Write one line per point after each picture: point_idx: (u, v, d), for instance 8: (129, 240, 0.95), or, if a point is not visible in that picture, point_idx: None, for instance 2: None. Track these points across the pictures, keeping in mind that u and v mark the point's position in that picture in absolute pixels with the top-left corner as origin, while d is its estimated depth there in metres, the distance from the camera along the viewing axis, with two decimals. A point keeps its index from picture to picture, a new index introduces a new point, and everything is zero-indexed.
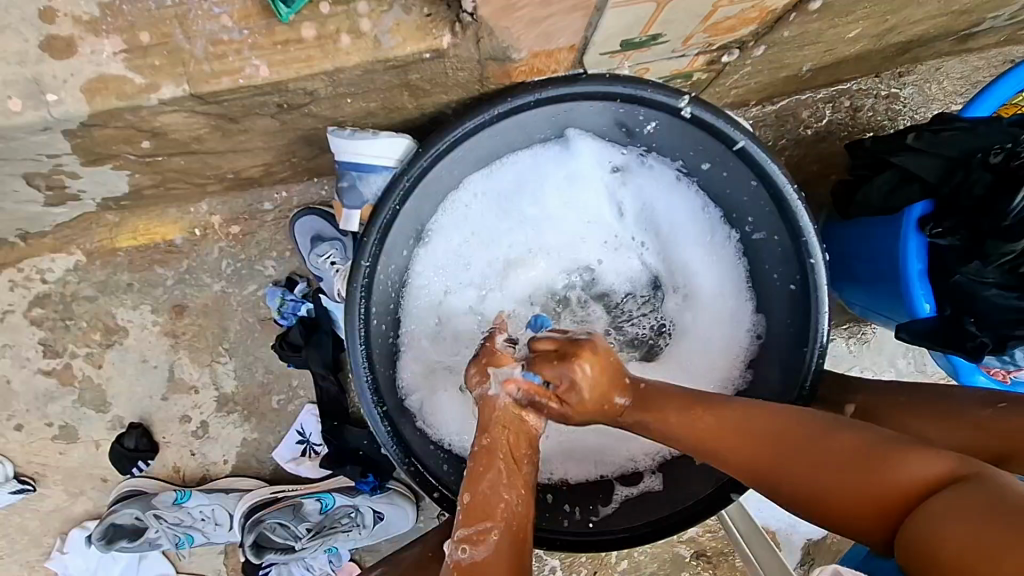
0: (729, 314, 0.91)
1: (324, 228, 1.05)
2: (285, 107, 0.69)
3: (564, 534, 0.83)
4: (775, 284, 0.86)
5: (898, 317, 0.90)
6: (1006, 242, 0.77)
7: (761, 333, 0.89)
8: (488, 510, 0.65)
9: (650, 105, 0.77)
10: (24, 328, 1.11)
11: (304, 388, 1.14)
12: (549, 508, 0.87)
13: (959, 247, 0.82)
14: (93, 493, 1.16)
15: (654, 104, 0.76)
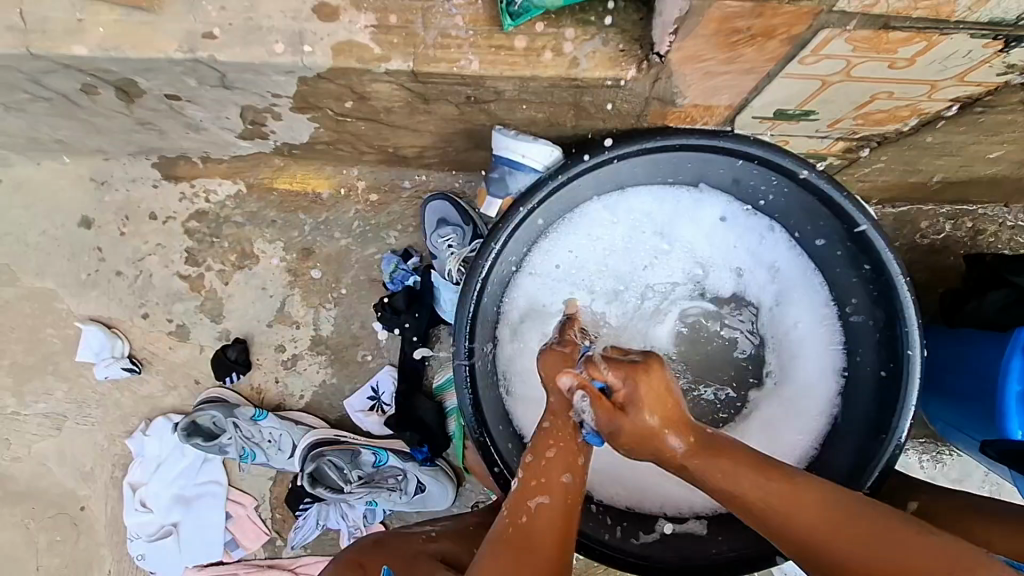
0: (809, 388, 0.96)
1: (449, 213, 1.17)
2: (472, 100, 0.81)
3: (601, 545, 0.87)
4: (865, 371, 0.89)
5: (985, 436, 0.88)
6: None
7: (838, 414, 0.93)
8: (544, 481, 0.78)
9: (783, 172, 0.84)
10: (179, 234, 1.29)
11: (389, 350, 1.26)
12: (592, 515, 0.91)
13: None
14: (185, 390, 1.29)
15: (786, 172, 0.83)
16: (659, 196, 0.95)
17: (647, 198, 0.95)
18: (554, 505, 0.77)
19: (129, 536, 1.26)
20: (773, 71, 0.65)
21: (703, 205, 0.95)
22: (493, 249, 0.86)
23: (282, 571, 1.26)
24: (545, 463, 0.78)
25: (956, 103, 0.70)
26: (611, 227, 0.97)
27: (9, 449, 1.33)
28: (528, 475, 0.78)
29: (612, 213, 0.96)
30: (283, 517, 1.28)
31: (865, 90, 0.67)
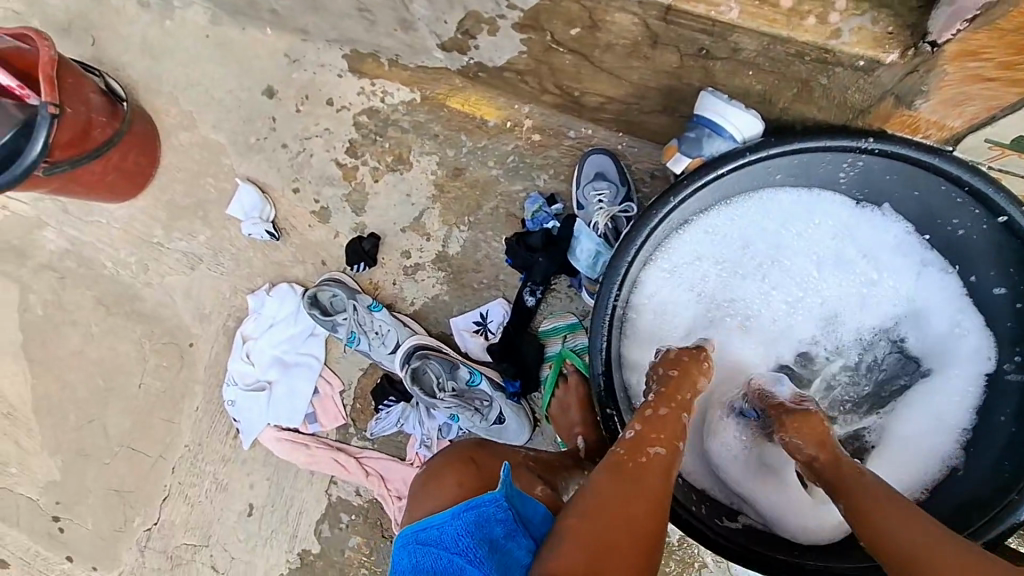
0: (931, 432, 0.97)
1: (608, 170, 1.19)
2: (703, 53, 0.82)
3: (691, 515, 0.90)
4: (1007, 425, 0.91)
5: None
6: None
7: (959, 467, 0.94)
8: (659, 438, 0.80)
9: (988, 208, 0.83)
10: (347, 124, 1.37)
11: (506, 285, 1.29)
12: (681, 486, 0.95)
13: None
14: (310, 267, 1.38)
15: (993, 207, 0.82)
16: (834, 205, 0.98)
17: (822, 204, 0.98)
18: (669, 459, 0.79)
19: (228, 380, 1.36)
20: None
21: (873, 225, 0.99)
22: (673, 202, 0.88)
23: (348, 456, 1.33)
24: (665, 419, 0.82)
25: None
26: (777, 223, 1.00)
27: (145, 274, 1.46)
28: (647, 428, 0.81)
29: (783, 208, 0.99)
30: (362, 408, 1.35)
31: None
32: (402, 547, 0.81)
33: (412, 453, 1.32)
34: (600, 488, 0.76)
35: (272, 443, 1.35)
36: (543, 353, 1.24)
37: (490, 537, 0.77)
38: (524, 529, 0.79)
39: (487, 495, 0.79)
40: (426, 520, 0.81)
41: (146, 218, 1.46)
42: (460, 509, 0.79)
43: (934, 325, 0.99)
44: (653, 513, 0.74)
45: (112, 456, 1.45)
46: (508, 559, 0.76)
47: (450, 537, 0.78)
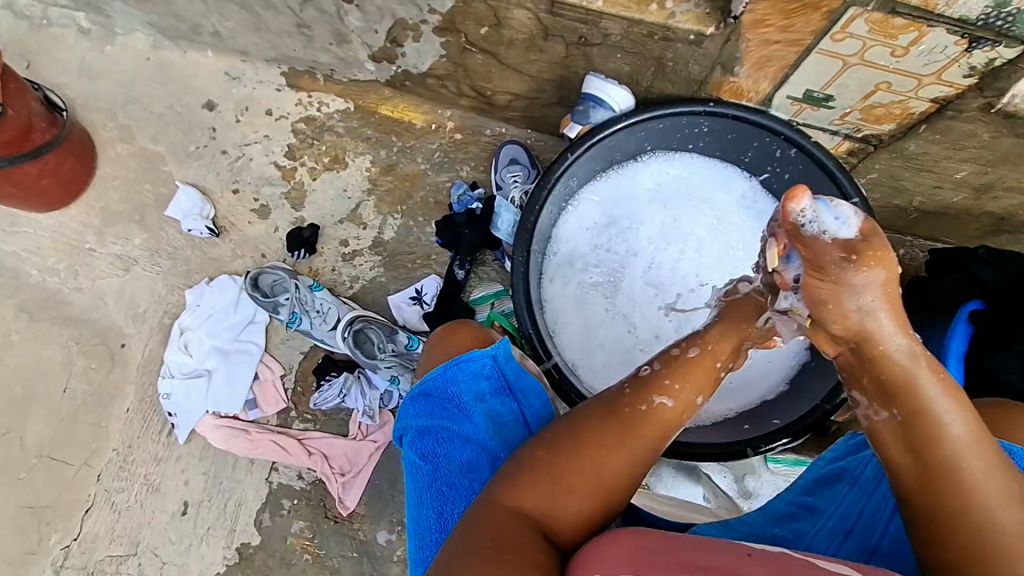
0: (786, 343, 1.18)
1: (520, 156, 1.40)
2: (582, 41, 1.07)
3: None
4: None
5: None
6: None
7: None
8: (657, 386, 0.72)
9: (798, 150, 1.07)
10: (286, 132, 1.51)
11: (438, 263, 1.43)
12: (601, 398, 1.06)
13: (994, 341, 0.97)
14: (249, 260, 1.45)
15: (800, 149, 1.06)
16: (697, 166, 1.24)
17: (684, 167, 1.24)
18: (675, 410, 0.72)
19: (165, 372, 1.37)
20: (811, 47, 0.90)
21: (727, 178, 1.23)
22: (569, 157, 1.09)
23: (290, 438, 1.36)
24: (676, 359, 0.75)
25: (936, 101, 0.93)
26: (652, 185, 1.25)
27: (74, 279, 1.46)
28: (665, 371, 0.73)
29: (656, 170, 1.24)
30: (303, 390, 1.39)
31: (872, 77, 0.92)
32: (407, 397, 0.93)
33: (354, 427, 1.37)
34: (586, 432, 0.70)
35: (210, 431, 1.36)
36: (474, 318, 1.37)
37: (478, 390, 0.88)
38: (508, 389, 0.89)
39: (479, 352, 0.90)
40: (425, 375, 0.92)
41: (78, 225, 1.49)
42: (452, 363, 0.90)
43: None
44: (635, 465, 0.70)
45: (28, 469, 1.37)
46: (493, 410, 0.88)
47: (446, 382, 0.90)
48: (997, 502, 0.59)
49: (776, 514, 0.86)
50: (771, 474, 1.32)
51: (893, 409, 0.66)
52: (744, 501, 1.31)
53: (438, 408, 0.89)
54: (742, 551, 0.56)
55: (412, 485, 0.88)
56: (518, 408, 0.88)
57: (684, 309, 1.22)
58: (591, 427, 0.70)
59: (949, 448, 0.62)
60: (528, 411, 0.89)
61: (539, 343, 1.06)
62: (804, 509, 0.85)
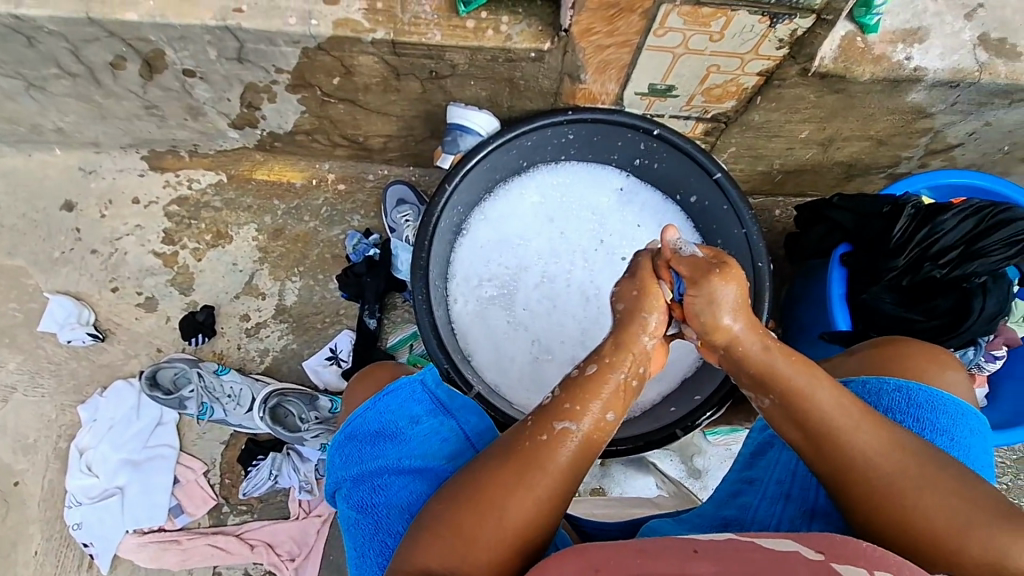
0: None
1: (407, 194, 1.40)
2: (433, 75, 1.08)
3: None
4: None
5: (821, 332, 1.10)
6: (890, 261, 1.03)
7: None
8: (550, 411, 0.70)
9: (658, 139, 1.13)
10: (159, 217, 1.43)
11: (348, 317, 1.39)
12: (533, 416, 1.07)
13: (864, 276, 1.06)
14: (144, 359, 1.35)
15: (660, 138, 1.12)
16: (572, 170, 1.28)
17: (561, 174, 1.28)
18: (581, 434, 0.68)
19: (70, 501, 1.25)
20: (640, 45, 0.96)
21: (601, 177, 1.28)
22: (448, 189, 1.09)
23: (226, 536, 1.27)
24: (573, 378, 0.72)
25: (762, 74, 1.01)
26: (535, 197, 1.28)
27: None
28: (566, 396, 0.71)
29: (537, 183, 1.27)
30: (231, 483, 1.30)
31: (701, 63, 0.99)
32: (337, 445, 0.87)
33: (295, 506, 1.29)
34: (488, 476, 0.67)
35: (135, 551, 1.25)
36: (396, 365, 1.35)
37: (411, 415, 0.86)
38: (443, 410, 0.86)
39: (406, 380, 0.87)
40: (352, 416, 0.88)
41: None
42: (379, 395, 0.87)
43: None
44: (543, 502, 0.66)
45: None
46: (428, 433, 0.85)
47: (375, 418, 0.86)
48: (867, 454, 0.64)
49: (720, 497, 0.80)
50: (715, 447, 1.34)
51: (768, 395, 0.70)
52: (695, 480, 1.34)
53: (369, 449, 0.85)
54: (688, 549, 0.49)
55: (353, 540, 0.80)
56: (456, 425, 0.86)
57: (591, 308, 1.25)
58: (493, 470, 0.68)
59: (817, 416, 0.66)
60: (467, 428, 0.86)
61: (455, 374, 1.06)
62: (745, 483, 0.79)
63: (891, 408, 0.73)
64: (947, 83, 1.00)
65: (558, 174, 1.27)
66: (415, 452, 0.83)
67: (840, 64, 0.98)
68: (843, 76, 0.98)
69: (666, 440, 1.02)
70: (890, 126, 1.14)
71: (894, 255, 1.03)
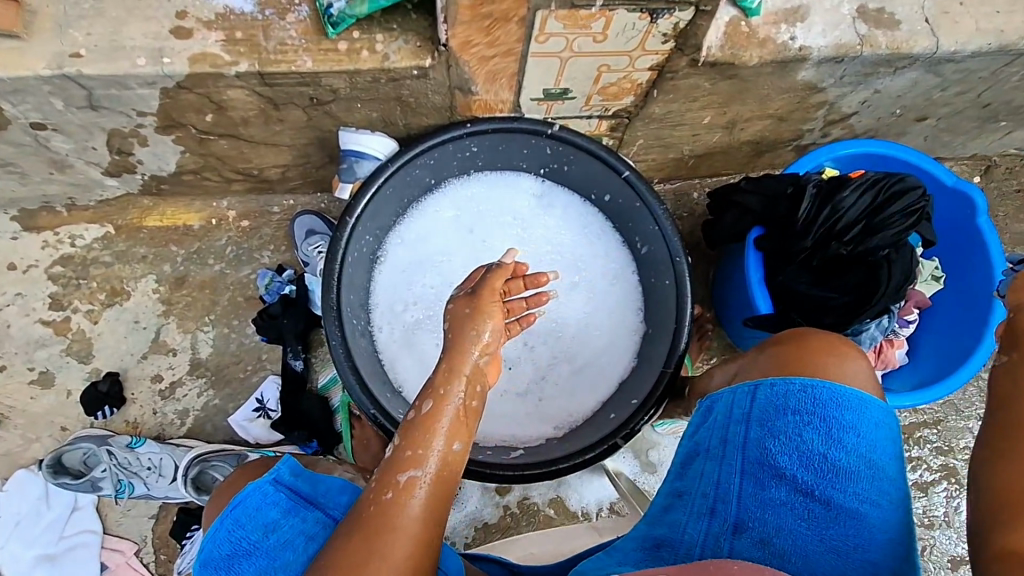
0: (620, 322, 1.20)
1: (316, 225, 1.32)
2: (314, 102, 1.01)
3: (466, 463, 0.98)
4: (650, 283, 1.16)
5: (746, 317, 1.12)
6: (800, 243, 1.04)
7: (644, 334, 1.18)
8: (396, 465, 0.74)
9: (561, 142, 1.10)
10: (41, 281, 1.30)
11: (271, 362, 1.31)
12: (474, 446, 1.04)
13: (778, 261, 1.07)
14: (48, 440, 1.24)
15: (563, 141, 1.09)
16: (485, 181, 1.22)
17: (474, 188, 1.23)
18: (426, 478, 0.73)
19: None
20: (524, 52, 0.92)
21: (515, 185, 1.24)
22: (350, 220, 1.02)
23: None
24: (410, 424, 0.77)
25: (653, 69, 0.99)
26: (450, 214, 1.23)
27: None
28: (405, 444, 0.75)
29: (449, 198, 1.22)
30: (167, 557, 1.22)
31: (590, 64, 0.96)
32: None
33: None
34: (347, 543, 0.69)
35: None
36: (330, 408, 1.28)
37: (265, 521, 0.80)
38: (301, 504, 0.81)
39: (255, 484, 0.82)
40: (206, 539, 0.82)
41: None
42: (226, 512, 0.81)
43: (590, 244, 1.23)
44: (408, 560, 0.68)
45: None
46: (287, 534, 0.78)
47: (225, 539, 0.80)
48: None
49: (654, 515, 0.79)
50: (666, 437, 1.36)
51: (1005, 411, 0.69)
52: (650, 474, 1.35)
53: (225, 573, 0.78)
54: None
55: None
56: (320, 515, 0.79)
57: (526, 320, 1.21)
58: (353, 534, 0.69)
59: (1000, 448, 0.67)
60: (332, 513, 0.80)
61: (385, 418, 1.00)
62: (675, 496, 0.79)
63: (799, 410, 0.76)
64: (833, 59, 1.01)
65: (471, 187, 1.22)
66: (271, 563, 0.76)
67: (727, 52, 0.97)
68: (732, 63, 0.98)
69: (605, 450, 1.02)
70: (787, 103, 1.14)
71: (804, 236, 1.04)
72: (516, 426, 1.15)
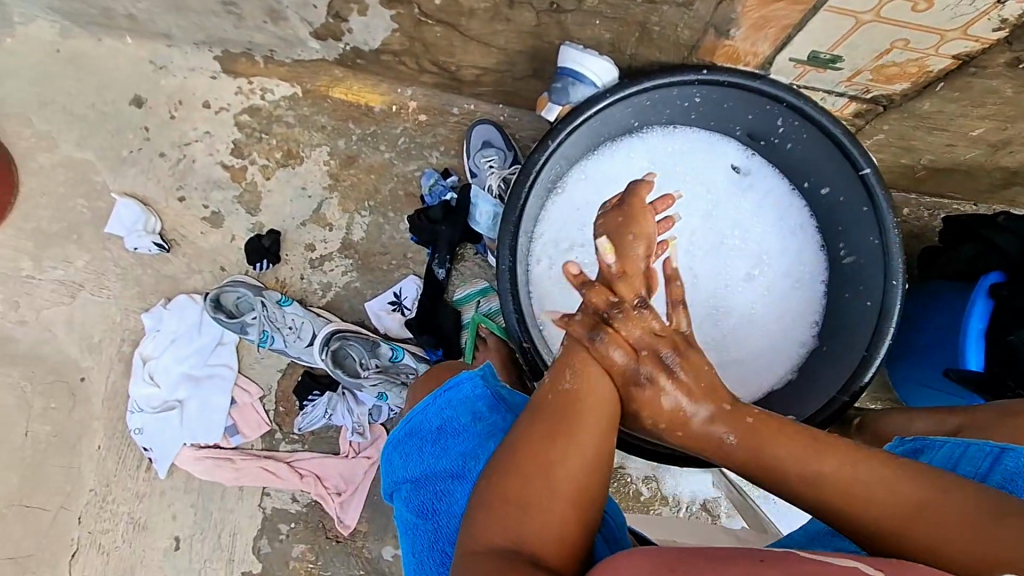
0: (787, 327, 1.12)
1: (493, 138, 1.27)
2: (553, 7, 0.93)
3: None
4: (845, 299, 1.06)
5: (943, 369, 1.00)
6: None
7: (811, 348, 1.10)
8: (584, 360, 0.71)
9: (800, 117, 0.98)
10: (229, 126, 1.34)
11: (415, 262, 1.32)
12: None
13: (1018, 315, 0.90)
14: (208, 275, 1.32)
15: (803, 116, 0.97)
16: (691, 138, 1.13)
17: (675, 140, 1.13)
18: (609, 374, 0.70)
19: (132, 407, 1.26)
20: (819, 4, 0.78)
21: (718, 150, 1.14)
22: (551, 145, 0.96)
23: (277, 462, 1.29)
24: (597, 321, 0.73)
25: (958, 58, 0.84)
26: (641, 162, 1.14)
27: (16, 311, 1.32)
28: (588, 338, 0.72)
29: (645, 145, 1.13)
30: (286, 411, 1.31)
31: (887, 35, 0.82)
32: (396, 444, 0.87)
33: (344, 444, 1.31)
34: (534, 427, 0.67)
35: (191, 464, 1.27)
36: (461, 322, 1.28)
37: (472, 409, 0.84)
38: (502, 401, 0.85)
39: (467, 373, 0.85)
40: (413, 411, 0.87)
41: (9, 250, 1.33)
42: (440, 391, 0.85)
43: (779, 234, 1.13)
44: (595, 451, 0.66)
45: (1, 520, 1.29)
46: (492, 427, 0.82)
47: (435, 413, 0.85)
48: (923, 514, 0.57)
49: None
50: None
51: None
52: (755, 487, 1.31)
53: (428, 445, 0.84)
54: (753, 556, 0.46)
55: (411, 542, 0.81)
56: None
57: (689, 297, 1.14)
58: (542, 416, 0.68)
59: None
60: None
61: (535, 356, 0.98)
62: None
63: None
64: None
65: (673, 139, 1.13)
66: (473, 450, 0.81)
67: None
68: None
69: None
70: None
71: None
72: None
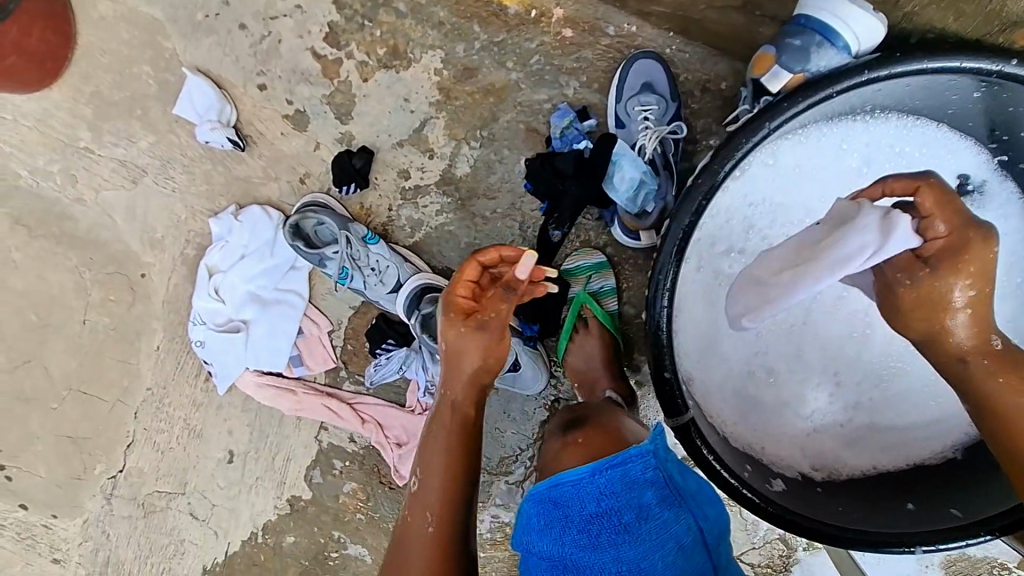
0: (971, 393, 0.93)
1: (658, 81, 1.00)
2: None
3: (726, 471, 0.85)
4: None
5: None
6: None
7: None
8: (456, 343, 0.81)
9: None
10: (325, 2, 1.08)
11: (524, 215, 1.10)
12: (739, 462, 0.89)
13: None
14: (285, 184, 1.14)
15: None
16: (927, 140, 0.88)
17: (904, 138, 0.88)
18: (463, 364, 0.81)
19: (195, 319, 1.17)
20: None
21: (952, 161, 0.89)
22: (765, 129, 0.74)
23: (340, 402, 1.19)
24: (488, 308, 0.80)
25: None
26: (851, 158, 0.90)
27: (74, 188, 1.18)
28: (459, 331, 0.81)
29: (864, 137, 0.88)
30: (354, 350, 1.19)
31: None
32: (536, 506, 0.69)
33: (413, 399, 1.19)
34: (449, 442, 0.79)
35: (253, 389, 1.19)
36: (565, 294, 1.09)
37: (639, 502, 0.66)
38: (677, 496, 0.67)
39: (633, 450, 0.68)
40: (561, 484, 0.68)
41: (66, 115, 1.15)
42: (602, 467, 0.67)
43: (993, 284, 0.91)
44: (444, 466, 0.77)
45: (60, 401, 1.25)
46: (659, 529, 0.65)
47: (591, 497, 0.66)
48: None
49: None
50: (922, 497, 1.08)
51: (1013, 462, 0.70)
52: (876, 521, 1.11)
53: (578, 528, 0.66)
54: None
55: None
56: (694, 520, 0.67)
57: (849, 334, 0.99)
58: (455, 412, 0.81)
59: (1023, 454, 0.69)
60: (704, 524, 0.68)
61: (674, 391, 0.83)
62: None
63: None
64: None
65: (900, 137, 0.88)
66: (636, 551, 0.65)
67: None
68: None
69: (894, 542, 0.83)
70: None
71: None
72: (767, 443, 0.96)
